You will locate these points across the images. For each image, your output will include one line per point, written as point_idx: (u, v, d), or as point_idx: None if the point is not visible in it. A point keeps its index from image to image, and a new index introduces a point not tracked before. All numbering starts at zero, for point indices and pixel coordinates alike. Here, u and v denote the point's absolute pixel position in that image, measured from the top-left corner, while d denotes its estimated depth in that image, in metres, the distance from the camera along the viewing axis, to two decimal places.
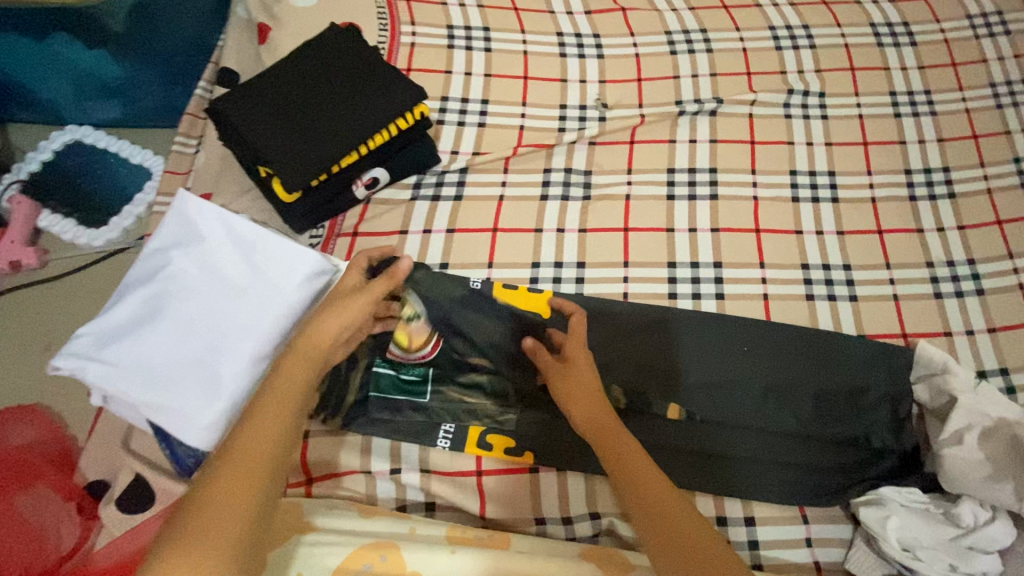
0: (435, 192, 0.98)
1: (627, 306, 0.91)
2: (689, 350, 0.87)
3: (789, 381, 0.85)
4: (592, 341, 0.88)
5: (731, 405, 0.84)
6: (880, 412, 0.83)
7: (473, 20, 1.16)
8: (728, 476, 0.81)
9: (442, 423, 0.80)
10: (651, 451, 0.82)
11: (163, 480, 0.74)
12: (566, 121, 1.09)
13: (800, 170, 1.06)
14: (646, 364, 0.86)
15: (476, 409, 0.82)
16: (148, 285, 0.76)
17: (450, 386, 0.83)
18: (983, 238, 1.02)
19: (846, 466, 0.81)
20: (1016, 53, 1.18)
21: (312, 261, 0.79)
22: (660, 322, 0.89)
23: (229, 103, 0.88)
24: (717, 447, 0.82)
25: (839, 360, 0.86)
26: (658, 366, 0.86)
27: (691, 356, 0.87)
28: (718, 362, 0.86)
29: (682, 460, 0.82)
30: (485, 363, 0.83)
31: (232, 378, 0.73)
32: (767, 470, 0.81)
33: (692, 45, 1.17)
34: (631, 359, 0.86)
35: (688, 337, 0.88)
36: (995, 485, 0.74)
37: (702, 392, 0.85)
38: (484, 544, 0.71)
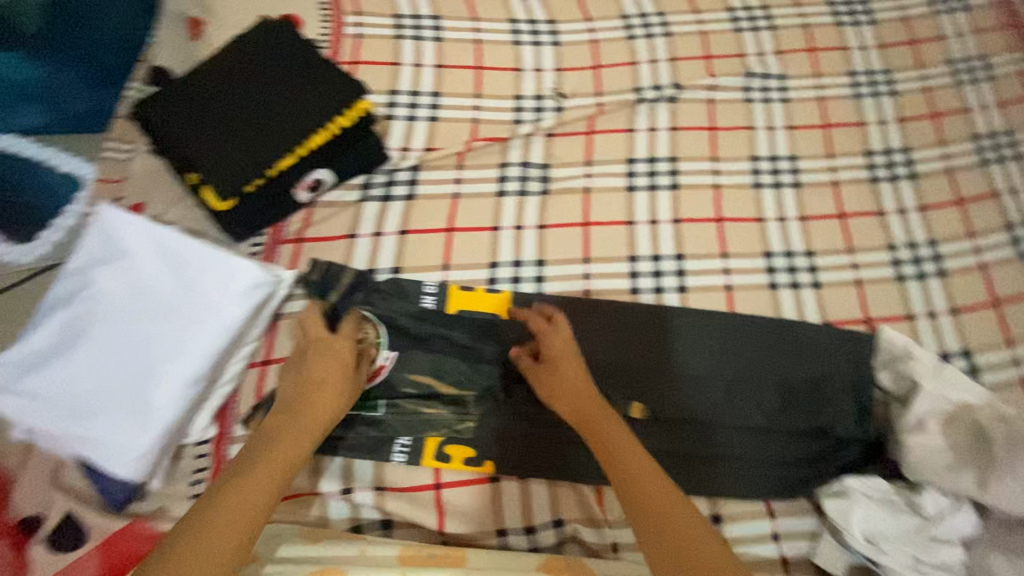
0: (385, 191, 0.93)
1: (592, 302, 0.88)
2: (653, 346, 0.85)
3: (751, 373, 0.84)
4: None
5: (692, 400, 0.82)
6: (842, 401, 0.82)
7: (422, 8, 1.10)
8: (691, 474, 0.79)
9: (397, 436, 0.77)
10: None
11: (97, 516, 0.70)
12: (521, 112, 1.05)
13: (760, 155, 1.03)
14: (609, 363, 0.83)
15: (434, 419, 0.78)
16: (69, 307, 0.71)
17: (405, 398, 0.79)
18: (944, 219, 1.01)
19: (810, 457, 0.80)
20: (975, 29, 1.17)
21: (249, 273, 0.74)
22: (625, 318, 0.86)
23: (153, 109, 0.84)
24: (680, 444, 0.80)
25: (801, 349, 0.85)
26: (622, 365, 0.83)
27: (655, 353, 0.84)
28: (682, 357, 0.84)
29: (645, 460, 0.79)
30: (440, 372, 0.80)
31: (164, 403, 0.68)
32: (730, 465, 0.80)
33: (650, 29, 1.13)
34: (593, 358, 0.84)
35: (652, 333, 0.86)
36: (960, 473, 0.73)
37: (665, 388, 0.82)
38: (439, 562, 0.66)
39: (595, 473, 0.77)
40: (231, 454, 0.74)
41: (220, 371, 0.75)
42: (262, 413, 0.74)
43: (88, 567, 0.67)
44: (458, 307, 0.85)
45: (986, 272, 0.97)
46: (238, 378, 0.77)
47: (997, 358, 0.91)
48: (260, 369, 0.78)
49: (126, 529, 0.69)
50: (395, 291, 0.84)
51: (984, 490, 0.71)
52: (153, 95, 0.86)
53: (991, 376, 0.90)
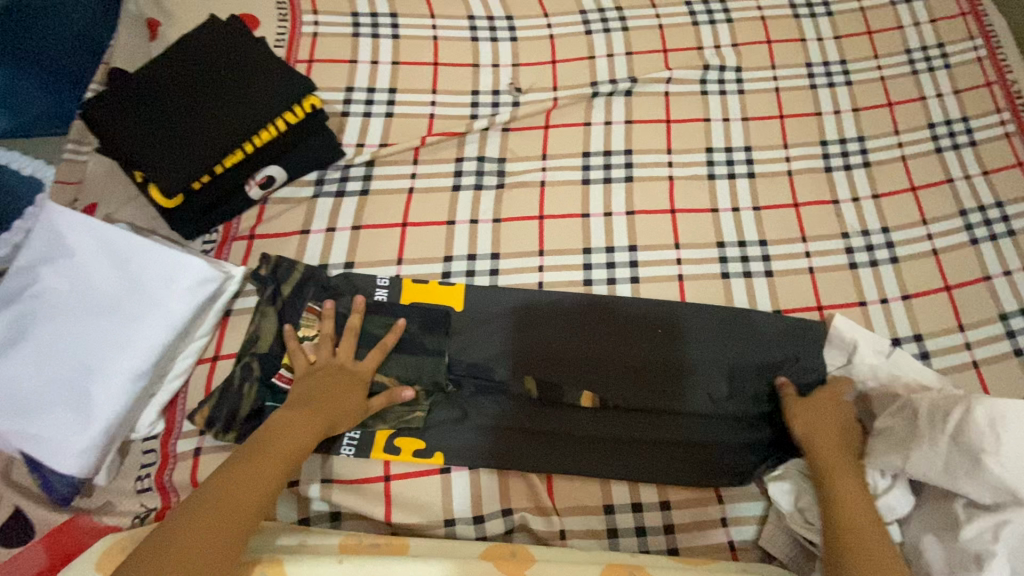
0: (339, 187, 0.94)
1: (556, 298, 0.87)
2: (616, 340, 0.85)
3: (704, 362, 0.83)
4: (511, 338, 0.84)
5: (648, 390, 0.82)
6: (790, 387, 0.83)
7: (379, 6, 1.11)
8: (641, 462, 0.79)
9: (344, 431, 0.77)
10: (566, 442, 0.80)
11: (42, 512, 0.70)
12: (478, 108, 1.05)
13: (716, 147, 1.04)
14: (567, 357, 0.83)
15: (382, 414, 0.77)
16: (12, 305, 0.72)
17: None
18: (897, 206, 1.02)
19: (758, 444, 0.81)
20: (932, 18, 1.18)
21: (195, 270, 0.75)
22: (585, 313, 0.86)
23: (100, 106, 0.85)
24: (630, 432, 0.80)
25: (753, 337, 0.85)
26: (581, 358, 0.83)
27: (617, 346, 0.84)
28: (641, 350, 0.84)
29: (595, 448, 0.80)
30: (386, 364, 0.80)
31: (106, 399, 0.69)
32: (680, 453, 0.80)
33: (607, 23, 1.14)
34: (551, 351, 0.83)
35: (613, 327, 0.86)
36: (886, 451, 0.72)
37: (619, 378, 0.82)
38: (379, 551, 0.67)
39: (544, 461, 0.78)
40: (179, 449, 0.74)
41: (166, 367, 0.75)
42: (208, 407, 0.74)
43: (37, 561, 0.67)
44: (411, 298, 0.86)
45: (939, 258, 0.98)
46: (187, 373, 0.77)
47: (948, 342, 0.92)
48: (209, 365, 0.79)
49: (67, 524, 0.70)
50: (345, 283, 0.85)
51: (905, 461, 0.70)
52: (102, 93, 0.87)
53: (941, 360, 0.91)
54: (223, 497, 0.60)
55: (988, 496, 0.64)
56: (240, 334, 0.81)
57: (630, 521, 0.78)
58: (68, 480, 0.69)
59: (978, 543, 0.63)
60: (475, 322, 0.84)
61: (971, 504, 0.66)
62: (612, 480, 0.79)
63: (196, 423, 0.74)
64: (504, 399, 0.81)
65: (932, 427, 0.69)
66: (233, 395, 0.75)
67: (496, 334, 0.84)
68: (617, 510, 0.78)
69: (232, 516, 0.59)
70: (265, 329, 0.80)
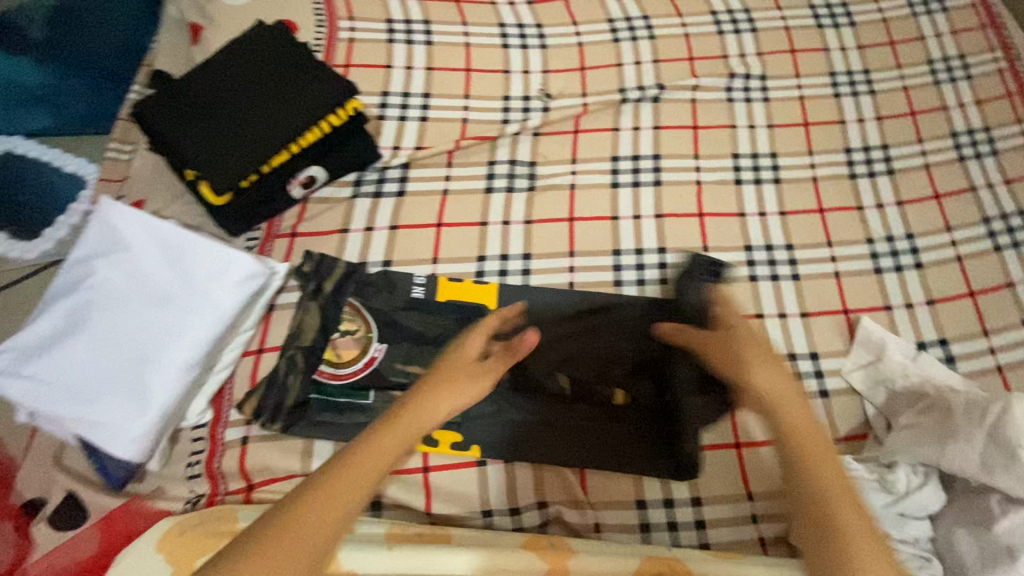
0: (377, 188, 0.97)
1: (563, 300, 0.90)
2: (623, 339, 0.87)
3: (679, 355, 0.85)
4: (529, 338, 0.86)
5: (657, 387, 0.84)
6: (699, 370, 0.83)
7: (414, 13, 1.14)
8: (661, 457, 0.81)
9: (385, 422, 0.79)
10: (595, 438, 0.81)
11: (93, 495, 0.73)
12: (509, 113, 1.08)
13: (742, 153, 1.06)
14: (576, 357, 0.86)
15: None
16: (71, 297, 0.75)
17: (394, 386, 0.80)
18: (921, 213, 1.03)
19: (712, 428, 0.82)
20: (953, 29, 1.20)
21: (244, 264, 0.77)
22: (590, 314, 0.89)
23: (152, 108, 0.88)
24: (652, 429, 0.82)
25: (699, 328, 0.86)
26: (590, 357, 0.86)
27: (622, 345, 0.87)
28: (645, 349, 0.87)
29: (615, 443, 0.82)
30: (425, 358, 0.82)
31: (162, 387, 0.71)
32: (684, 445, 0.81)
33: (634, 32, 1.16)
34: (562, 350, 0.86)
35: (618, 327, 0.88)
36: (919, 446, 0.74)
37: (628, 377, 0.85)
38: (425, 539, 0.70)
39: (575, 456, 0.80)
40: (226, 437, 0.76)
41: (215, 358, 0.78)
42: (255, 398, 0.77)
43: (91, 541, 0.71)
44: (448, 296, 0.87)
45: (963, 264, 1.00)
46: (233, 365, 0.80)
47: (973, 346, 0.93)
48: (254, 357, 0.81)
49: (122, 507, 0.73)
50: (383, 280, 0.87)
51: (939, 455, 0.71)
52: (152, 95, 0.90)
53: (967, 364, 0.92)
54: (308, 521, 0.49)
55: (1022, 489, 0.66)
56: (284, 328, 0.83)
57: (663, 515, 0.79)
58: (125, 465, 0.72)
59: (1012, 537, 0.65)
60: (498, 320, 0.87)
61: (1005, 500, 0.68)
62: (644, 476, 0.81)
63: (243, 412, 0.77)
64: (535, 396, 0.83)
65: (968, 422, 0.71)
66: (279, 386, 0.78)
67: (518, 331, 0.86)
68: (649, 505, 0.80)
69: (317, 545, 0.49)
70: (309, 322, 0.83)
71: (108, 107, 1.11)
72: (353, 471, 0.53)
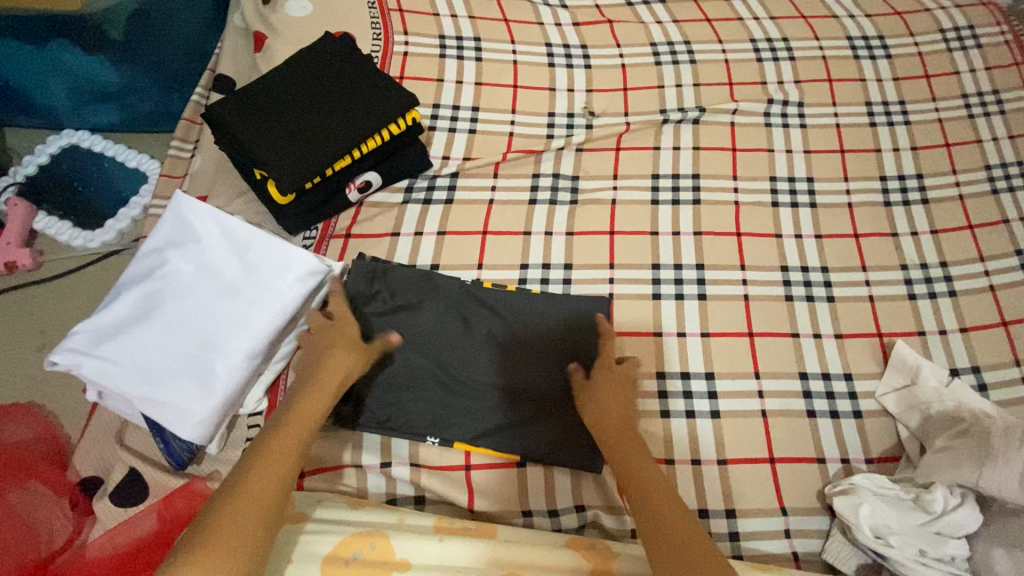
0: (427, 195, 1.01)
1: (443, 298, 0.89)
2: (497, 339, 0.87)
3: (552, 351, 0.86)
4: (403, 337, 0.85)
5: (543, 378, 0.84)
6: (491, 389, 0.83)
7: (465, 31, 1.19)
8: (564, 448, 0.81)
9: (429, 421, 0.82)
10: (504, 429, 0.82)
11: (155, 474, 0.79)
12: (554, 129, 1.12)
13: (779, 176, 1.09)
14: (450, 357, 0.85)
15: (439, 407, 0.82)
16: (145, 283, 0.79)
17: (440, 385, 0.83)
18: (955, 242, 1.05)
19: (576, 428, 0.82)
20: (987, 65, 1.23)
21: (306, 261, 0.81)
22: (463, 310, 0.88)
23: (224, 107, 0.93)
24: (547, 418, 0.82)
25: (551, 329, 0.88)
26: (467, 360, 0.85)
27: (493, 345, 0.86)
28: (525, 346, 0.86)
29: (527, 440, 0.81)
30: (441, 359, 0.85)
31: (227, 373, 0.75)
32: (572, 434, 0.82)
33: (676, 56, 1.20)
34: (438, 352, 0.85)
35: (480, 330, 0.87)
36: (957, 465, 0.75)
37: (507, 377, 0.84)
38: (471, 533, 0.73)
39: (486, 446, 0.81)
40: None
41: (274, 350, 0.83)
42: None
43: (148, 522, 0.75)
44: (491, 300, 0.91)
45: (996, 294, 1.01)
46: (289, 356, 0.85)
47: (1006, 375, 0.95)
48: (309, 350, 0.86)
49: (185, 487, 0.77)
50: (397, 280, 0.89)
51: (978, 476, 0.73)
52: (224, 96, 0.96)
53: (1000, 392, 0.93)
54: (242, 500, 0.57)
55: None
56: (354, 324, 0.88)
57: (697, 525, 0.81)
58: (189, 446, 0.77)
59: None
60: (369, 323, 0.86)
61: None
62: (678, 479, 0.83)
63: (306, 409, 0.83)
64: (445, 387, 0.83)
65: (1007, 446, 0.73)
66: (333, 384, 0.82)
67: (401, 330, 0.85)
68: None
69: (261, 511, 0.57)
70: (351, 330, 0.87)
71: (173, 107, 1.21)
72: (274, 445, 0.62)
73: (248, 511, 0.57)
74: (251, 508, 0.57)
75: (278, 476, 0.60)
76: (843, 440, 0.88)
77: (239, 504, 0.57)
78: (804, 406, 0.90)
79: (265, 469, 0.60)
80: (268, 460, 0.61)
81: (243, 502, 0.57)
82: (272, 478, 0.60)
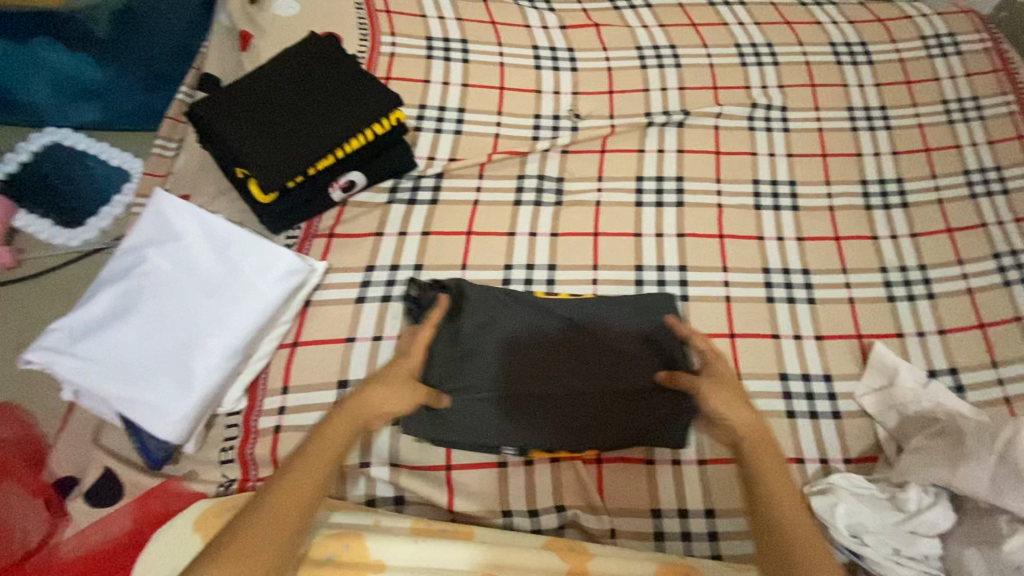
0: (411, 195, 1.01)
1: (516, 314, 0.85)
2: (575, 346, 0.82)
3: (629, 346, 0.83)
4: (483, 358, 0.81)
5: (630, 376, 0.81)
6: (579, 388, 0.80)
7: (452, 32, 1.19)
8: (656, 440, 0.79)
9: (509, 430, 0.79)
10: (594, 431, 0.79)
11: (130, 474, 0.78)
12: (539, 130, 1.13)
13: (762, 179, 1.10)
14: (533, 375, 0.81)
15: (525, 413, 0.79)
16: (123, 281, 0.78)
17: (522, 390, 0.80)
18: (934, 246, 1.07)
19: (666, 420, 0.80)
20: (967, 72, 1.25)
21: (288, 260, 0.81)
22: (536, 323, 0.84)
23: (207, 107, 0.93)
24: (636, 415, 0.80)
25: (625, 326, 0.85)
26: (547, 363, 0.82)
27: (569, 345, 0.83)
28: (603, 345, 0.83)
29: (620, 438, 0.79)
30: (518, 363, 0.82)
31: (204, 372, 0.75)
32: (662, 425, 0.80)
33: (662, 60, 1.21)
34: (515, 359, 0.82)
35: (554, 332, 0.84)
36: (931, 465, 0.76)
37: (588, 377, 0.81)
38: (448, 535, 0.74)
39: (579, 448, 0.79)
40: (260, 426, 0.81)
41: (253, 350, 0.82)
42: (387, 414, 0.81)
43: (123, 521, 0.76)
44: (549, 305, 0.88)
45: (974, 297, 1.02)
46: (269, 356, 0.85)
47: (983, 377, 0.96)
48: (289, 350, 0.85)
49: (160, 488, 0.78)
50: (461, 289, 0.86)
51: (951, 475, 0.74)
52: (207, 95, 0.96)
53: (977, 393, 0.95)
54: (261, 525, 0.59)
55: None
56: (346, 322, 0.88)
57: (677, 525, 0.81)
58: (165, 446, 0.76)
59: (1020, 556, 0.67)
60: (442, 337, 0.83)
61: (1014, 520, 0.70)
62: (658, 479, 0.83)
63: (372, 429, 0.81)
64: (527, 392, 0.80)
65: (979, 443, 0.73)
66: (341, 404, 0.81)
67: (477, 339, 0.83)
68: (664, 514, 0.81)
69: (271, 551, 0.58)
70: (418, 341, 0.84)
71: (157, 105, 1.18)
72: (298, 471, 0.63)
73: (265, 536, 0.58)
74: (263, 547, 0.57)
75: (295, 509, 0.61)
76: (822, 441, 0.89)
77: (250, 543, 0.57)
78: (784, 407, 0.90)
79: (279, 506, 0.60)
80: (285, 495, 0.61)
81: (255, 539, 0.58)
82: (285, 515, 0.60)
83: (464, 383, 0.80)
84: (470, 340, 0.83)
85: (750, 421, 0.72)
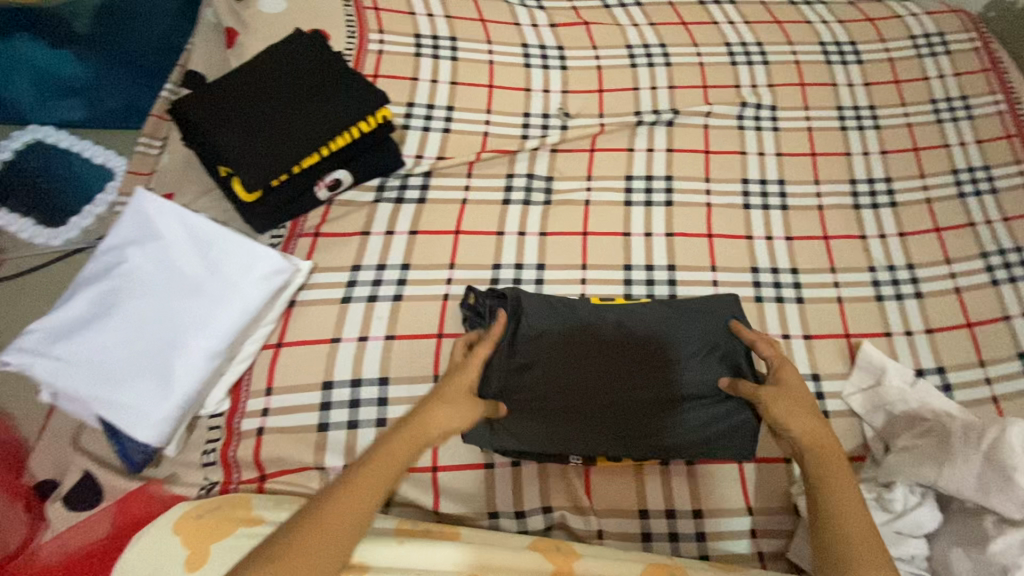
0: (398, 194, 1.00)
1: (573, 324, 0.83)
2: (632, 356, 0.81)
3: (690, 355, 0.81)
4: (541, 369, 0.80)
5: (691, 386, 0.80)
6: (640, 398, 0.80)
7: (441, 30, 1.18)
8: (717, 449, 0.79)
9: (571, 440, 0.78)
10: (656, 442, 0.79)
11: (110, 477, 0.77)
12: (528, 129, 1.12)
13: (751, 178, 1.10)
14: (591, 386, 0.80)
15: (585, 423, 0.79)
16: (102, 281, 0.77)
17: (579, 400, 0.79)
18: (922, 245, 1.07)
19: (728, 429, 0.79)
20: (956, 72, 1.25)
21: (271, 260, 0.80)
22: (595, 330, 0.83)
23: (190, 105, 0.92)
24: (697, 425, 0.79)
25: (688, 332, 0.83)
26: (608, 373, 0.80)
27: (630, 354, 0.81)
28: (664, 354, 0.82)
29: (680, 447, 0.79)
30: (577, 373, 0.80)
31: (184, 374, 0.74)
32: (723, 434, 0.79)
33: (651, 58, 1.21)
34: (575, 368, 0.81)
35: (613, 340, 0.82)
36: (918, 465, 0.76)
37: (649, 387, 0.80)
38: (433, 536, 0.73)
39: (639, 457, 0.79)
40: (243, 427, 0.80)
41: (236, 351, 0.81)
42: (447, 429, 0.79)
43: (102, 525, 0.75)
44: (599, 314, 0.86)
45: (961, 296, 1.03)
46: (252, 357, 0.84)
47: (971, 376, 0.96)
48: (273, 351, 0.85)
49: (139, 491, 0.77)
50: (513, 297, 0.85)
51: (937, 474, 0.74)
52: (190, 93, 0.94)
53: (964, 392, 0.95)
54: (316, 537, 0.53)
55: (1017, 511, 0.68)
56: (331, 322, 0.87)
57: (665, 525, 0.81)
58: (144, 449, 0.75)
59: (1006, 556, 0.67)
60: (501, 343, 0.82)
61: (1000, 520, 0.70)
62: (646, 483, 0.82)
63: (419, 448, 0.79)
64: (587, 402, 0.79)
65: (966, 444, 0.73)
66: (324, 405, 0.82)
67: (536, 347, 0.81)
68: (652, 515, 0.81)
69: (323, 570, 0.52)
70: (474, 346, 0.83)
71: (141, 104, 1.16)
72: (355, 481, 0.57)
73: (319, 547, 0.52)
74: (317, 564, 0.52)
75: (352, 517, 0.55)
76: None
77: (303, 558, 0.51)
78: None
79: (338, 515, 0.54)
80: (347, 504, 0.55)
81: (305, 556, 0.52)
82: (343, 528, 0.54)
83: (523, 391, 0.80)
84: (527, 347, 0.82)
85: (821, 429, 0.69)
